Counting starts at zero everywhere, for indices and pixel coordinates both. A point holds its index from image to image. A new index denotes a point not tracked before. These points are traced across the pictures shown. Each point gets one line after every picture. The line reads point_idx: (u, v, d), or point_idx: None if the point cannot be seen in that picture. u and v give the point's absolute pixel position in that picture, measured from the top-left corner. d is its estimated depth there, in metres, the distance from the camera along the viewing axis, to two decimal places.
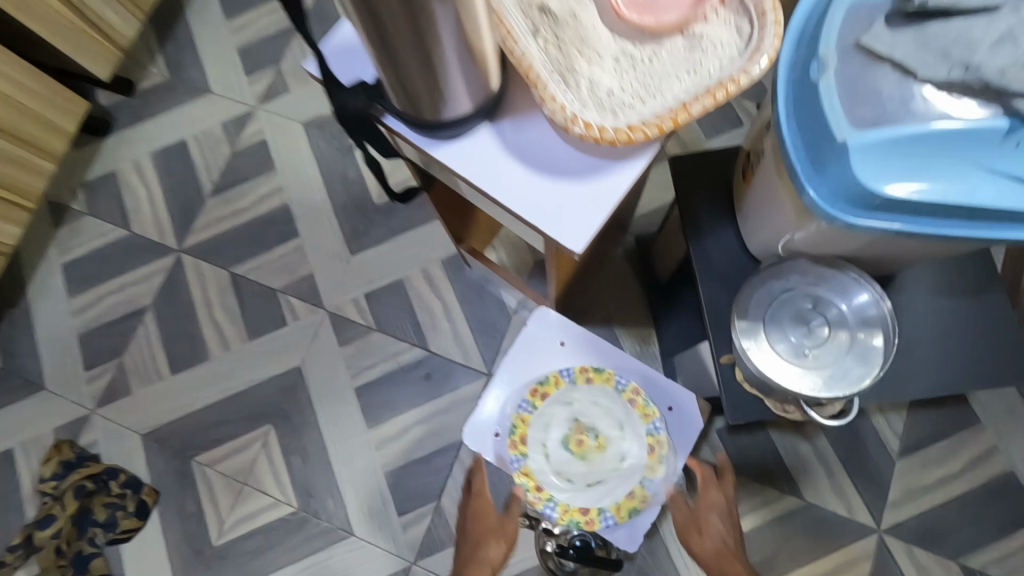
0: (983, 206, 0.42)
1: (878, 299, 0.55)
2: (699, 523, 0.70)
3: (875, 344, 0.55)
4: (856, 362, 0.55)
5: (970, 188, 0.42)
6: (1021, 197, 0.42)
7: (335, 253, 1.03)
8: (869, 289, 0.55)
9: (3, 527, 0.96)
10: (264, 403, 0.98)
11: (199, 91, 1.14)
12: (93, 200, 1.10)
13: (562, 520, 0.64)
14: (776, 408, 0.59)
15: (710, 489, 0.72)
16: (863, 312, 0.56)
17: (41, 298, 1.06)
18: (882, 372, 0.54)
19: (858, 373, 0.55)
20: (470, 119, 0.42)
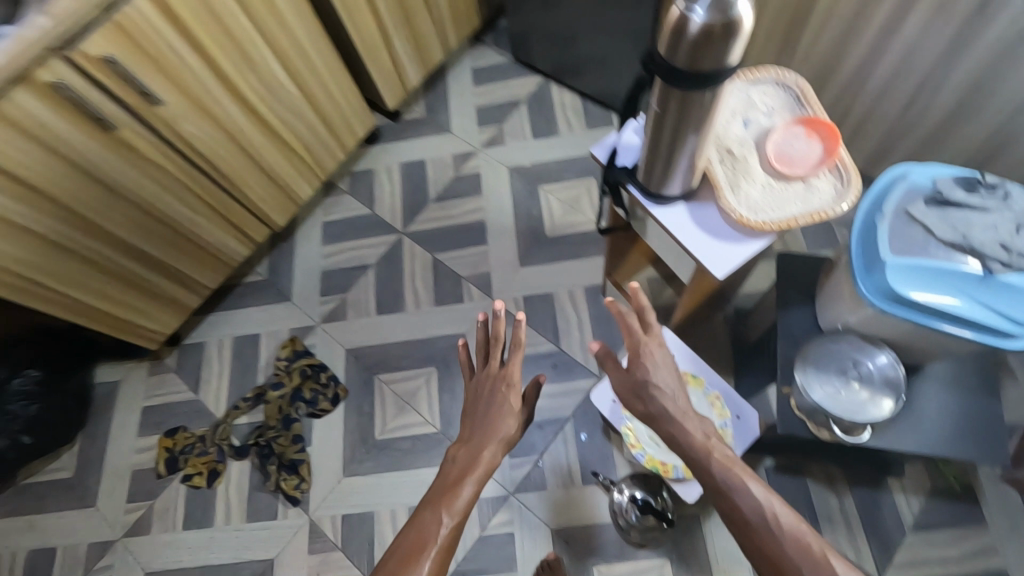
0: (962, 316, 0.71)
1: (893, 363, 0.84)
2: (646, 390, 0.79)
3: (888, 395, 0.84)
4: (874, 404, 0.83)
5: (956, 304, 0.71)
6: (986, 317, 0.70)
7: (510, 262, 1.42)
8: (886, 353, 0.84)
9: (242, 384, 1.39)
10: (434, 351, 1.36)
11: (443, 129, 1.61)
12: (354, 184, 1.57)
13: (646, 464, 1.02)
14: (814, 428, 0.85)
15: (641, 337, 0.79)
16: (885, 371, 0.84)
17: (304, 239, 1.52)
18: (890, 413, 0.82)
19: (875, 409, 0.83)
20: (675, 197, 0.77)
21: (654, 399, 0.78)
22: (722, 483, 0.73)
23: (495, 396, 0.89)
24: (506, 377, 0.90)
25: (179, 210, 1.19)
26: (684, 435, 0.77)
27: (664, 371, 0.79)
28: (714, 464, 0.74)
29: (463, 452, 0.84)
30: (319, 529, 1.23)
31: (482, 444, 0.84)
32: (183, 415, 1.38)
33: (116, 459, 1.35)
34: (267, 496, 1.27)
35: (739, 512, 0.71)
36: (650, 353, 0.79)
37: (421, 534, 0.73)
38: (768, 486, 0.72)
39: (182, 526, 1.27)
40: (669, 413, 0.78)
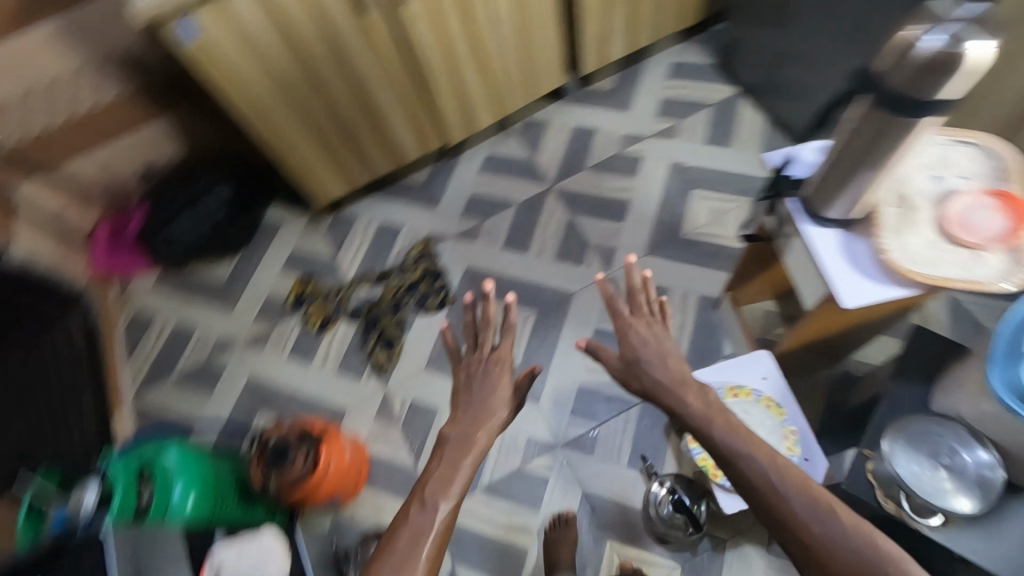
0: None
1: (995, 465, 0.80)
2: (638, 368, 0.88)
3: (976, 493, 0.80)
4: (959, 496, 0.80)
5: None
6: None
7: (638, 247, 1.47)
8: (989, 450, 0.81)
9: (372, 262, 1.58)
10: (540, 297, 1.45)
11: (623, 107, 1.67)
12: (525, 129, 1.69)
13: (699, 462, 1.06)
14: (881, 498, 0.84)
15: (626, 318, 0.91)
16: (982, 469, 0.81)
17: (466, 162, 1.67)
18: (971, 509, 0.78)
19: (961, 499, 0.79)
20: (832, 222, 0.78)
21: (643, 373, 0.87)
22: (723, 448, 0.75)
23: (489, 375, 0.91)
24: (499, 358, 0.93)
25: (384, 99, 1.38)
26: (684, 404, 0.82)
27: (649, 346, 0.88)
28: (715, 432, 0.76)
29: (454, 433, 0.85)
30: (389, 403, 1.39)
31: (476, 423, 0.86)
32: (320, 269, 1.59)
33: (259, 282, 1.60)
34: (359, 359, 1.45)
35: (744, 476, 0.72)
36: (637, 332, 0.90)
37: (416, 524, 0.75)
38: (774, 452, 0.73)
39: (287, 354, 1.49)
40: (665, 386, 0.85)
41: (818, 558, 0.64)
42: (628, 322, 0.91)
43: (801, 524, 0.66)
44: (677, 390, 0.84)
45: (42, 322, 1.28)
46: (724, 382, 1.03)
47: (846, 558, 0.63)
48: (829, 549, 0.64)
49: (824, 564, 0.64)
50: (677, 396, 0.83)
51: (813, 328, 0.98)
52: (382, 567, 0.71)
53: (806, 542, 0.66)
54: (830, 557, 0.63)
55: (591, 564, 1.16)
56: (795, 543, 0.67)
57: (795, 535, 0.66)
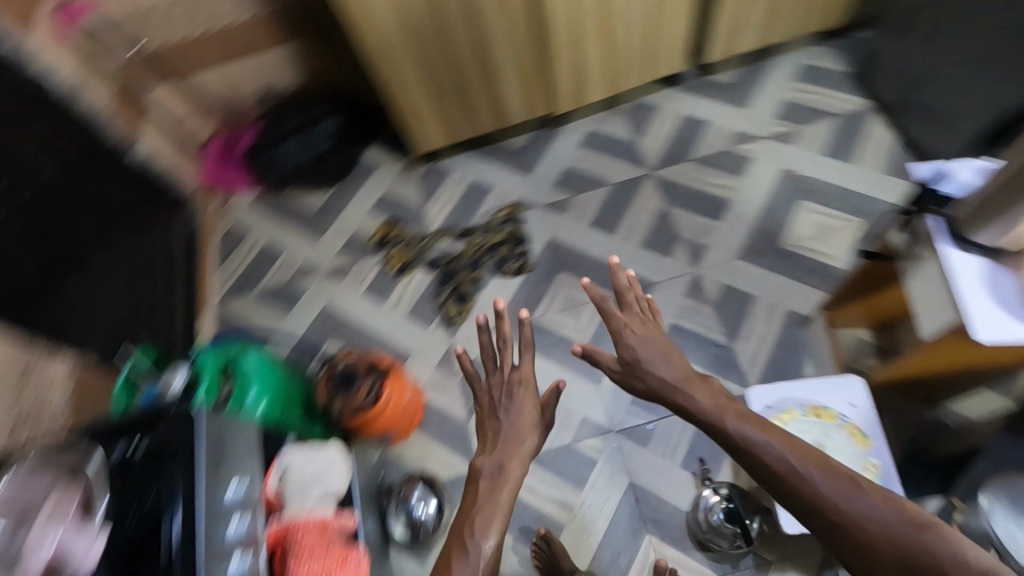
0: None
1: None
2: (641, 369, 0.91)
3: None
4: None
5: None
6: None
7: (731, 249, 1.41)
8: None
9: (458, 217, 1.59)
10: (619, 281, 1.42)
11: (740, 104, 1.60)
12: (633, 111, 1.65)
13: None
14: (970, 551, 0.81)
15: (620, 319, 0.96)
16: None
17: (567, 134, 1.65)
18: None
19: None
20: (978, 249, 0.73)
21: (645, 373, 0.91)
22: (738, 439, 0.79)
23: (515, 398, 0.96)
24: (522, 379, 0.98)
25: (503, 53, 1.38)
26: (693, 401, 0.85)
27: (647, 343, 0.93)
28: (729, 425, 0.81)
29: (487, 462, 0.88)
30: (452, 355, 1.40)
31: (506, 448, 0.89)
32: (406, 214, 1.62)
33: (348, 217, 1.65)
34: (430, 308, 1.47)
35: (763, 464, 0.77)
36: (631, 330, 0.94)
37: (463, 556, 0.76)
38: (793, 440, 0.77)
39: (362, 291, 1.53)
40: (671, 383, 0.88)
41: (852, 534, 0.68)
42: (623, 323, 0.95)
43: (829, 504, 0.70)
44: (678, 393, 0.87)
45: (140, 225, 1.40)
46: (808, 401, 0.97)
47: (880, 532, 0.66)
48: (862, 521, 0.67)
49: (861, 542, 0.67)
50: (685, 394, 0.86)
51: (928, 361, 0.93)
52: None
53: (841, 522, 0.69)
54: (863, 533, 0.67)
55: (626, 552, 1.15)
56: (829, 524, 0.70)
57: (827, 515, 0.70)
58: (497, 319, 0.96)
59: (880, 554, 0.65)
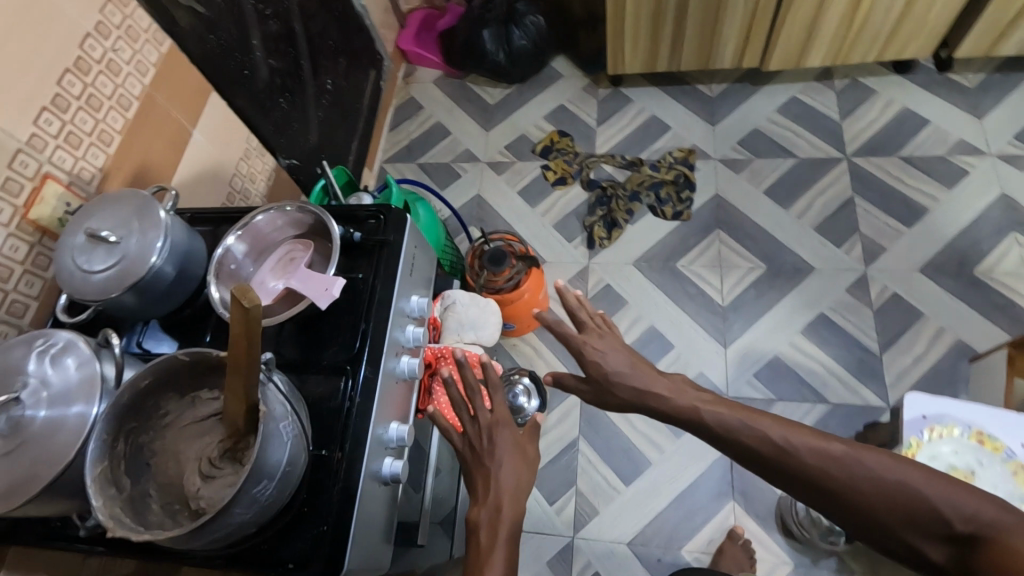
0: None
1: None
2: (610, 383, 0.69)
3: None
4: None
5: None
6: None
7: (913, 259, 1.29)
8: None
9: (627, 147, 1.56)
10: (777, 256, 1.35)
11: (974, 112, 1.43)
12: (847, 89, 1.52)
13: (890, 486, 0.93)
14: None
15: (577, 336, 0.72)
16: None
17: (766, 94, 1.55)
18: None
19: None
20: None
21: (618, 387, 0.68)
22: (715, 428, 0.60)
23: (492, 446, 0.66)
24: (498, 421, 0.68)
25: None
26: (666, 400, 0.65)
27: (612, 354, 0.70)
28: (703, 411, 0.61)
29: (480, 513, 0.63)
30: (586, 275, 1.41)
31: (488, 494, 0.64)
32: (576, 131, 1.62)
33: (519, 119, 1.67)
34: (577, 226, 1.48)
35: (743, 449, 0.57)
36: (593, 346, 0.71)
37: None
38: (773, 412, 0.58)
39: (515, 191, 1.56)
40: (645, 393, 0.67)
41: (846, 499, 0.50)
42: (582, 340, 0.72)
43: (819, 475, 0.51)
44: (656, 402, 0.66)
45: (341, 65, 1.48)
46: (972, 423, 0.89)
47: (879, 496, 0.49)
48: (866, 494, 0.49)
49: (860, 510, 0.49)
50: (660, 396, 0.66)
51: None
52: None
53: (831, 488, 0.51)
54: (858, 496, 0.49)
55: (704, 511, 1.15)
56: (819, 495, 0.52)
57: (814, 482, 0.52)
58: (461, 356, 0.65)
59: (882, 516, 0.49)
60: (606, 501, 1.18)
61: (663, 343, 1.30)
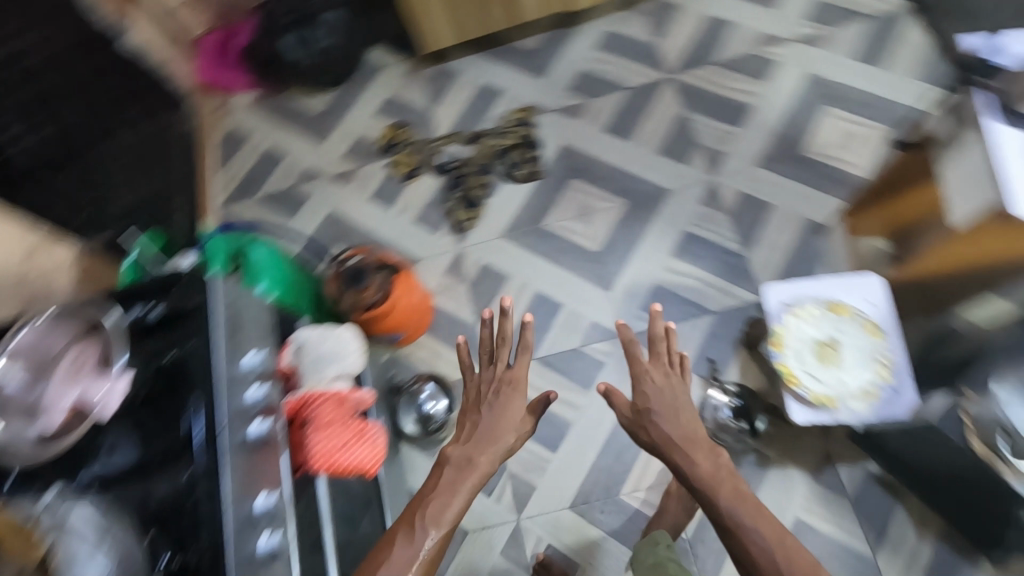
0: None
1: None
2: (649, 420, 0.84)
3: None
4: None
5: None
6: None
7: (751, 156, 1.36)
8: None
9: (467, 121, 1.52)
10: (634, 189, 1.37)
11: (766, 4, 1.50)
12: (655, 11, 1.55)
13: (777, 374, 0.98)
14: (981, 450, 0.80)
15: (644, 363, 0.88)
16: None
17: (583, 35, 1.56)
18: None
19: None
20: None
21: (651, 426, 0.83)
22: (726, 520, 0.72)
23: (501, 397, 0.84)
24: (515, 380, 0.85)
25: None
26: (691, 468, 0.78)
27: (662, 392, 0.85)
28: (720, 499, 0.74)
29: (456, 452, 0.77)
30: (461, 261, 1.38)
31: (477, 449, 0.78)
32: (413, 120, 1.56)
33: (351, 122, 1.58)
34: (438, 214, 1.43)
35: (744, 551, 0.70)
36: (651, 379, 0.86)
37: (401, 551, 0.66)
38: (784, 533, 0.69)
39: (368, 197, 1.49)
40: (672, 441, 0.81)
41: None
42: (644, 369, 0.88)
43: None
44: (685, 450, 0.79)
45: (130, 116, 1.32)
46: (824, 296, 0.96)
47: None
48: None
49: None
50: (684, 458, 0.79)
51: (960, 250, 0.91)
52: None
53: None
54: None
55: (631, 450, 1.18)
56: None
57: None
58: (498, 309, 0.88)
59: None
60: (540, 474, 1.18)
61: (552, 305, 1.31)
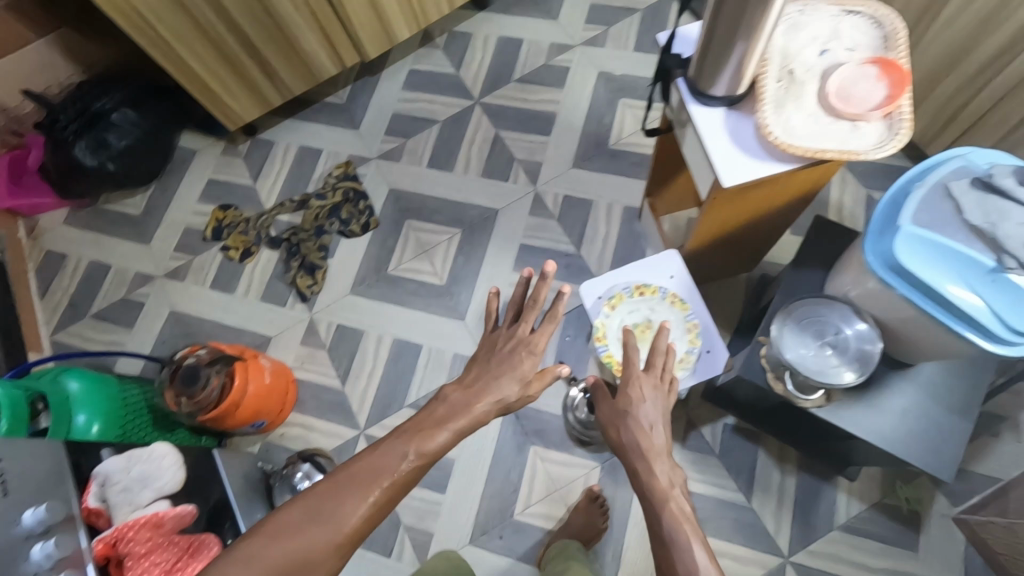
0: (965, 290, 0.67)
1: (873, 336, 0.82)
2: (626, 416, 0.78)
3: (838, 374, 0.82)
4: (815, 367, 0.82)
5: (964, 278, 0.67)
6: (983, 302, 0.66)
7: (565, 160, 1.43)
8: (866, 322, 0.82)
9: (293, 187, 1.51)
10: (466, 216, 1.41)
11: (550, 16, 1.59)
12: (449, 43, 1.60)
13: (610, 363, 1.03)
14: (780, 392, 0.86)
15: (637, 371, 0.81)
16: (862, 341, 0.82)
17: (387, 80, 1.59)
18: (830, 381, 0.81)
19: (847, 373, 0.82)
20: (718, 99, 0.74)
21: (625, 426, 0.77)
22: (663, 527, 0.65)
23: (514, 356, 0.79)
24: (532, 344, 0.81)
25: (283, 5, 1.26)
26: (645, 479, 0.71)
27: (648, 403, 0.78)
28: (664, 511, 0.66)
29: (455, 394, 0.74)
30: (315, 328, 1.36)
31: (477, 396, 0.74)
32: (238, 198, 1.52)
33: (176, 215, 1.53)
34: (282, 286, 1.41)
35: (667, 567, 0.62)
36: (640, 388, 0.79)
37: (377, 464, 0.63)
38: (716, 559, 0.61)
39: (209, 286, 1.44)
40: (632, 450, 0.75)
41: None
42: (636, 377, 0.80)
43: None
44: (649, 457, 0.73)
45: None
46: (631, 282, 1.01)
47: None
48: None
49: None
50: (646, 467, 0.72)
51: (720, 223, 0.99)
52: (321, 496, 0.60)
53: None
54: None
55: (516, 468, 1.19)
56: None
57: None
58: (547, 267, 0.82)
59: None
60: (435, 518, 1.17)
61: (413, 348, 1.31)
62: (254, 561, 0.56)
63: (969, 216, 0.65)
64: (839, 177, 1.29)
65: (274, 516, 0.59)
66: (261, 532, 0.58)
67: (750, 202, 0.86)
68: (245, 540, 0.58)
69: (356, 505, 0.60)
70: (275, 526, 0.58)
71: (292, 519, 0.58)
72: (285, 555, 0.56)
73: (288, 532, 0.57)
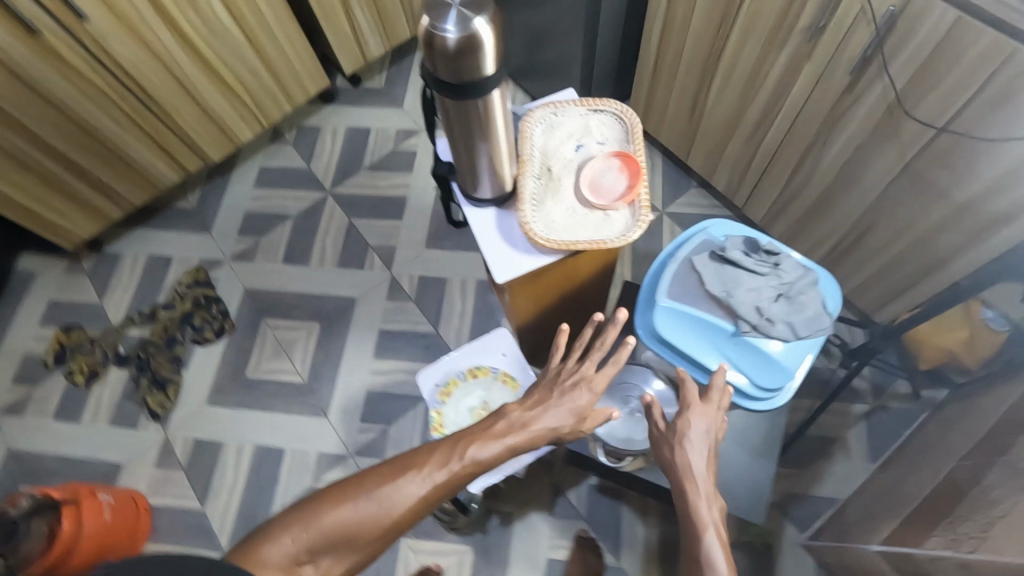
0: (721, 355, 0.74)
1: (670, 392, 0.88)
2: (676, 439, 0.67)
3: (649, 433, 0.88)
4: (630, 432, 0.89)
5: (717, 344, 0.74)
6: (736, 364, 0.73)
7: (418, 241, 1.46)
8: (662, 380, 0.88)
9: (143, 299, 1.46)
10: (324, 309, 1.41)
11: (395, 104, 1.66)
12: (298, 138, 1.63)
13: None
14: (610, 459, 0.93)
15: (694, 401, 0.68)
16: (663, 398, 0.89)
17: (238, 180, 1.59)
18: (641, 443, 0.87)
19: None
20: (487, 201, 0.80)
21: (676, 452, 0.67)
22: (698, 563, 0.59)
23: (572, 393, 0.72)
24: (593, 384, 0.72)
25: (103, 123, 1.25)
26: (691, 507, 0.63)
27: (703, 433, 0.67)
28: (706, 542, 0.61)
29: (515, 410, 0.71)
30: (170, 446, 1.29)
31: (535, 420, 0.70)
32: (83, 318, 1.45)
33: (14, 343, 1.43)
34: (133, 407, 1.34)
35: None
36: (695, 415, 0.67)
37: (434, 457, 0.65)
38: None
39: (52, 416, 1.35)
40: (677, 471, 0.66)
41: None
42: (693, 407, 0.68)
43: None
44: (692, 494, 0.64)
45: None
46: (465, 365, 1.04)
47: None
48: None
49: None
50: (692, 495, 0.64)
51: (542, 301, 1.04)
52: (378, 474, 0.62)
53: None
54: None
55: (388, 566, 1.15)
56: None
57: None
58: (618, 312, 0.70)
59: None
60: None
61: (275, 454, 1.27)
62: (307, 525, 0.57)
63: (710, 286, 0.73)
64: (668, 231, 1.39)
65: (333, 486, 0.61)
66: (317, 499, 0.60)
67: (549, 286, 0.91)
68: (304, 502, 0.60)
69: (408, 489, 0.61)
70: (333, 495, 0.60)
71: (349, 487, 0.61)
72: (337, 523, 0.58)
73: (343, 501, 0.59)
